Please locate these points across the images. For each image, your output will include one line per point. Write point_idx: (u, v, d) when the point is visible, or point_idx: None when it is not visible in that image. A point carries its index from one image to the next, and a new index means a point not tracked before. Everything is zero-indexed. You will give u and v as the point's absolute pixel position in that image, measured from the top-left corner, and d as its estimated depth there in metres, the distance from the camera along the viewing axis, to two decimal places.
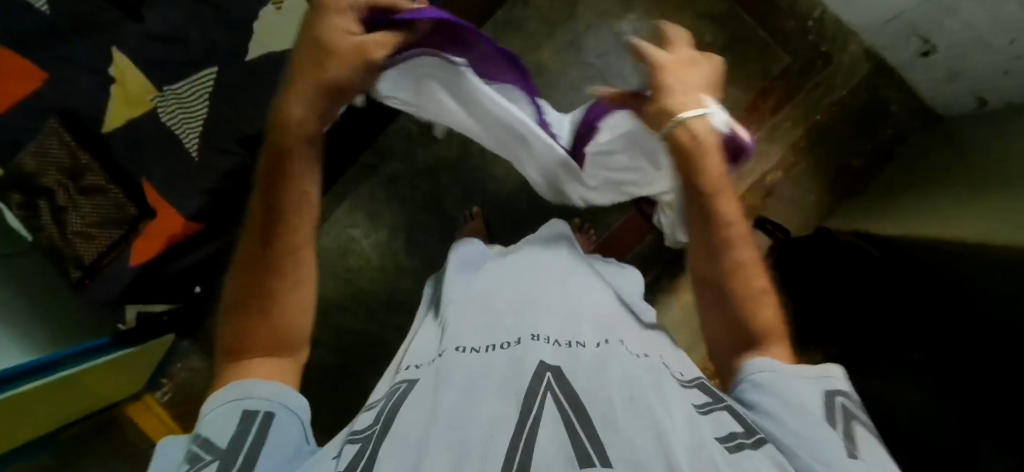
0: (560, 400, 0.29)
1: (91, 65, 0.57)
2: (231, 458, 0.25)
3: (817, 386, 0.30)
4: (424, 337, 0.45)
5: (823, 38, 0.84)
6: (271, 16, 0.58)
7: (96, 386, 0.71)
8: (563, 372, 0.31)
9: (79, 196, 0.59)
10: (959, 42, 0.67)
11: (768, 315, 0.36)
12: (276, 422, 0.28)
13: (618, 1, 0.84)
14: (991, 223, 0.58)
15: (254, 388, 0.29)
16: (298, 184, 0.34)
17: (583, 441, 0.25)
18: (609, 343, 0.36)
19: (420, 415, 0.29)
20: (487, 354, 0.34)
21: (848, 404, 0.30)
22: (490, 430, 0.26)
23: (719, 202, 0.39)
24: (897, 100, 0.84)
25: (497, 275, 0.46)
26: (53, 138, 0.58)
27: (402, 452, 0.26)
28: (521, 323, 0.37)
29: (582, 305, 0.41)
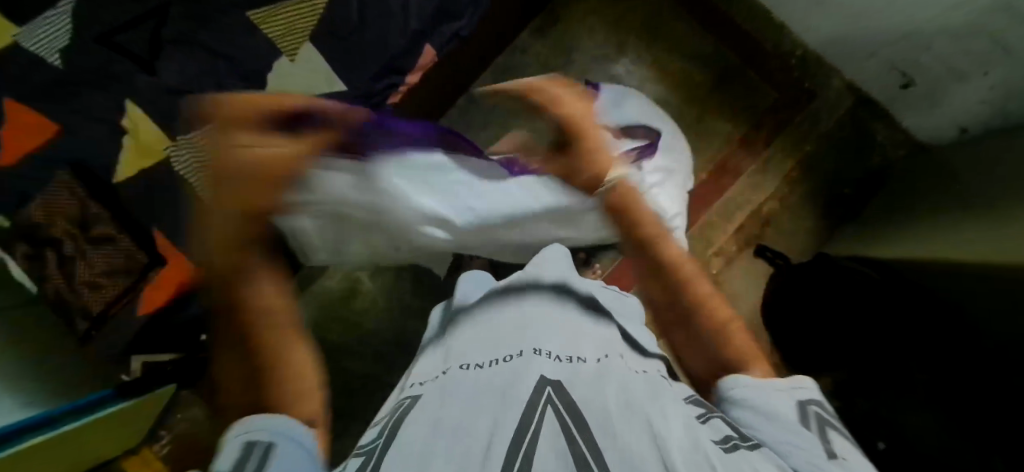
0: (560, 410, 0.27)
1: (100, 115, 0.56)
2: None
3: (790, 396, 0.32)
4: (425, 359, 0.43)
5: (807, 74, 0.89)
6: (286, 67, 0.59)
7: (93, 440, 0.68)
8: (563, 384, 0.30)
9: (89, 246, 0.59)
10: (937, 76, 0.71)
11: (744, 344, 0.38)
12: (277, 452, 0.27)
13: (613, 44, 0.89)
14: (979, 236, 0.60)
15: (255, 424, 0.29)
16: (260, 317, 0.35)
17: (583, 446, 0.24)
18: (609, 359, 0.35)
19: (423, 425, 0.29)
20: (490, 369, 0.33)
21: (822, 411, 0.31)
22: (490, 438, 0.25)
23: (658, 242, 0.44)
24: (881, 130, 0.88)
25: (502, 293, 0.45)
26: (63, 191, 0.57)
27: (404, 459, 0.25)
28: (522, 338, 0.36)
29: (584, 322, 0.40)
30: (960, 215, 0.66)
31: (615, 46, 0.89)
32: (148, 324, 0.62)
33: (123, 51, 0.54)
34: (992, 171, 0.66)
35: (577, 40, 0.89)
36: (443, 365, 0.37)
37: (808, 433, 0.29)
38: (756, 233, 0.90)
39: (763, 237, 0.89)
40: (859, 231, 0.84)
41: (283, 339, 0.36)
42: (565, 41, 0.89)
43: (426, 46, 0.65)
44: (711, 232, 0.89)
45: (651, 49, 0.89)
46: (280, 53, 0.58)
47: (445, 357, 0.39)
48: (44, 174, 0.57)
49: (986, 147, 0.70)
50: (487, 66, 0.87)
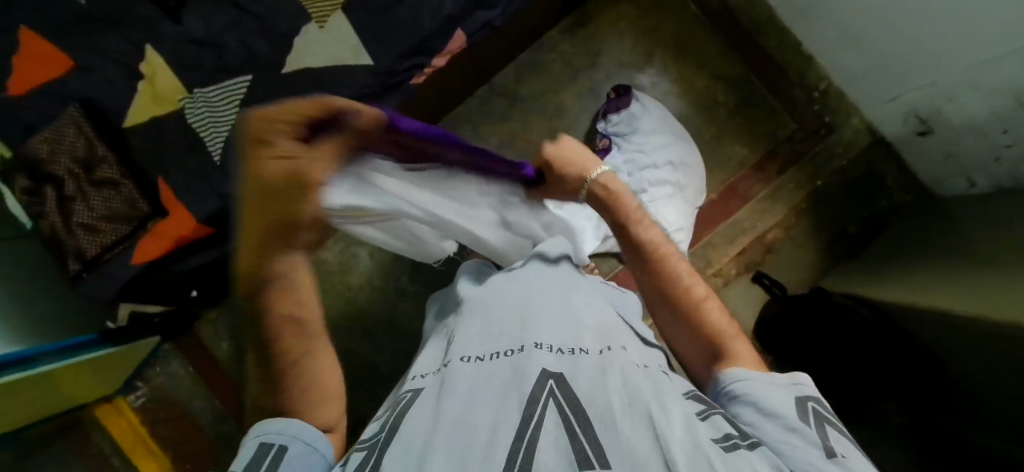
0: (561, 403, 0.28)
1: (120, 58, 0.56)
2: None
3: (789, 392, 0.33)
4: (429, 348, 0.43)
5: (826, 109, 0.89)
6: (313, 33, 0.58)
7: (70, 384, 0.68)
8: (565, 377, 0.30)
9: (90, 188, 0.57)
10: (955, 127, 0.72)
11: (739, 343, 0.40)
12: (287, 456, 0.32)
13: (640, 54, 0.89)
14: (976, 289, 0.60)
15: (277, 425, 0.33)
16: (281, 308, 0.35)
17: (584, 443, 0.25)
18: (611, 350, 0.35)
19: (424, 421, 0.29)
20: (491, 363, 0.33)
21: (818, 406, 0.33)
22: (491, 436, 0.26)
23: (642, 238, 0.50)
24: (892, 174, 0.89)
25: (506, 283, 0.45)
26: (70, 127, 0.55)
27: (403, 458, 0.26)
28: (523, 332, 0.36)
29: (583, 312, 0.40)
30: (961, 266, 0.67)
31: (642, 55, 0.89)
32: (140, 275, 0.59)
33: None
34: (999, 229, 0.67)
35: (604, 44, 0.88)
36: (444, 357, 0.37)
37: (808, 431, 0.30)
38: (757, 260, 0.90)
39: (763, 264, 0.89)
40: (858, 269, 0.84)
41: (292, 326, 0.36)
42: (593, 44, 0.88)
43: (457, 32, 0.64)
44: (713, 252, 0.90)
45: (677, 63, 0.89)
46: (309, 18, 0.58)
47: (448, 348, 0.39)
48: (55, 107, 0.55)
49: (996, 204, 0.71)
50: (512, 58, 0.86)
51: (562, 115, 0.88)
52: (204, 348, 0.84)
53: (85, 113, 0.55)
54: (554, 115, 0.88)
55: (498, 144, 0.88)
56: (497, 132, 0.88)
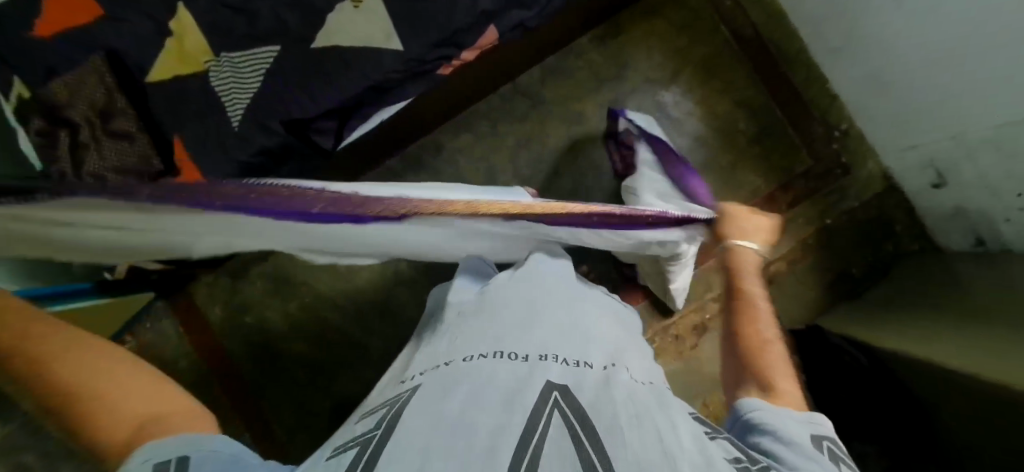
0: (566, 414, 0.27)
1: (153, 13, 0.55)
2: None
3: (806, 429, 0.33)
4: (426, 346, 0.42)
5: (845, 149, 0.89)
6: (347, 12, 0.58)
7: None
8: (569, 389, 0.30)
9: (100, 137, 0.55)
10: (969, 184, 0.72)
11: (792, 389, 0.39)
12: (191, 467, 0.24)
13: (667, 71, 0.89)
14: (971, 347, 0.61)
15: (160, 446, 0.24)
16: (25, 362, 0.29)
17: (589, 451, 0.24)
18: (615, 367, 0.35)
19: (423, 416, 0.28)
20: (493, 366, 0.33)
21: (835, 448, 0.32)
22: (494, 439, 0.25)
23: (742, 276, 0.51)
24: (901, 221, 0.89)
25: (509, 288, 0.45)
26: (91, 76, 0.54)
27: (403, 451, 0.24)
28: (527, 342, 0.36)
29: (588, 326, 0.40)
30: (959, 322, 0.67)
31: (668, 74, 0.89)
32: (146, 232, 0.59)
33: None
34: (999, 288, 0.68)
35: (632, 58, 0.88)
36: (442, 357, 0.36)
37: (824, 462, 0.30)
38: None
39: None
40: (856, 312, 0.85)
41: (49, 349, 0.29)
42: (622, 56, 0.88)
43: (489, 28, 0.64)
44: (715, 277, 0.90)
45: (702, 85, 0.89)
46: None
47: (448, 347, 0.38)
48: (77, 55, 0.54)
49: (1000, 265, 0.71)
50: (539, 61, 0.86)
51: (582, 123, 0.88)
52: (197, 312, 0.84)
53: (108, 64, 0.55)
54: (574, 122, 0.88)
55: (515, 144, 0.88)
56: (515, 132, 0.88)
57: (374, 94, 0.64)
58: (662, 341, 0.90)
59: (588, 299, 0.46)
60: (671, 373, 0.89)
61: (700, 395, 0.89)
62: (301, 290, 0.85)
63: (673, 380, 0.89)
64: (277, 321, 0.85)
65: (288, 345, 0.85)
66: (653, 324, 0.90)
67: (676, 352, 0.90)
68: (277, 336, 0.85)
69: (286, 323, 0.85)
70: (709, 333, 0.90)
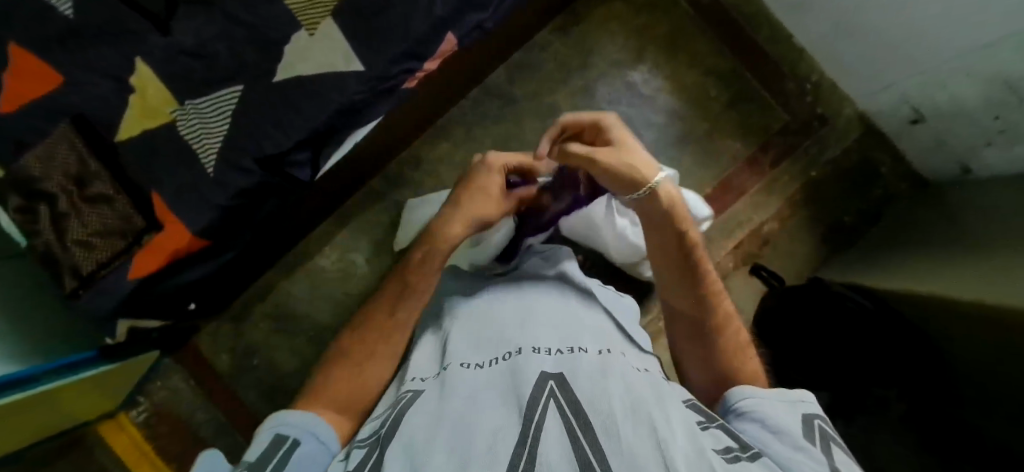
0: (563, 406, 0.28)
1: (112, 72, 0.55)
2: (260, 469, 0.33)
3: (796, 411, 0.35)
4: (426, 347, 0.43)
5: (819, 100, 0.89)
6: (304, 41, 0.58)
7: (67, 402, 0.66)
8: (566, 378, 0.31)
9: (82, 203, 0.56)
10: (946, 114, 0.72)
11: (753, 366, 0.44)
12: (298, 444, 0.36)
13: (631, 51, 0.89)
14: (970, 275, 0.61)
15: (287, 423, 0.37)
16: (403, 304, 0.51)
17: (586, 448, 0.25)
18: (610, 353, 0.35)
19: (425, 418, 0.29)
20: (491, 369, 0.34)
21: (823, 424, 0.34)
22: (493, 438, 0.26)
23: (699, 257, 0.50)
24: (886, 163, 0.89)
25: (503, 288, 0.45)
26: (62, 144, 0.54)
27: (405, 457, 0.26)
28: (522, 335, 0.36)
29: (581, 316, 0.40)
30: (956, 253, 0.67)
31: (633, 53, 0.89)
32: (138, 289, 0.59)
33: (137, 8, 0.55)
34: (993, 213, 0.68)
35: (596, 44, 0.88)
36: (443, 359, 0.37)
37: (812, 447, 0.31)
38: (754, 253, 0.90)
39: (761, 257, 0.89)
40: (855, 260, 0.85)
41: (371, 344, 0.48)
42: (585, 43, 0.88)
43: (448, 35, 0.64)
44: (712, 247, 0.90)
45: (669, 59, 0.89)
46: (300, 26, 0.58)
47: (444, 350, 0.39)
48: (46, 125, 0.54)
49: (989, 191, 0.71)
50: (503, 61, 0.87)
51: (556, 116, 0.88)
52: (204, 361, 0.84)
53: (77, 129, 0.55)
54: (547, 115, 0.88)
55: (492, 146, 0.88)
56: (491, 134, 0.87)
57: (344, 118, 0.63)
58: None
59: (578, 288, 0.47)
60: None
61: None
62: (303, 324, 0.85)
63: None
64: (283, 360, 0.84)
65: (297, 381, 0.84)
66: (656, 303, 0.90)
67: None
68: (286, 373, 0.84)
69: (293, 359, 0.84)
70: None
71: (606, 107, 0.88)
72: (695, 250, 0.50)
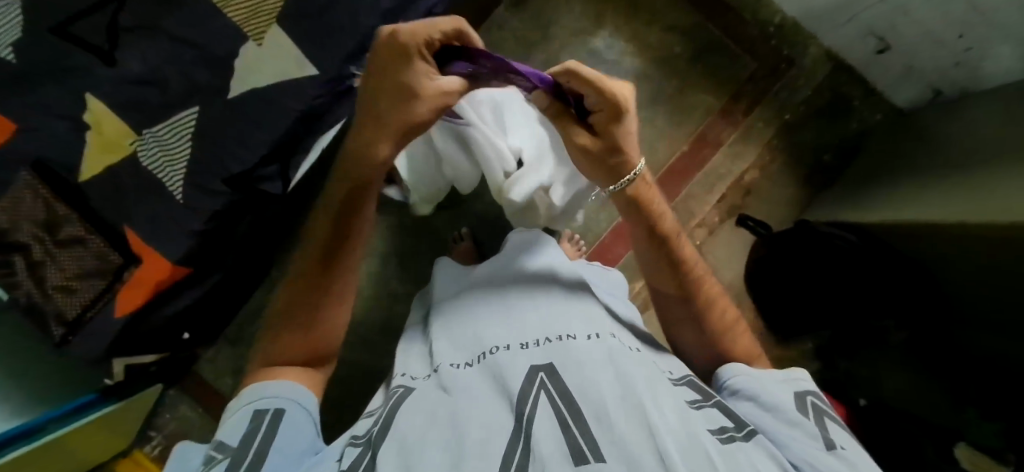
0: (554, 398, 0.27)
1: (66, 112, 0.51)
2: (242, 455, 0.33)
3: (788, 389, 0.34)
4: (411, 348, 0.42)
5: (784, 42, 0.88)
6: (252, 53, 0.56)
7: (77, 447, 0.67)
8: (556, 368, 0.29)
9: (56, 248, 0.55)
10: (911, 40, 0.72)
11: (748, 341, 0.45)
12: (286, 416, 0.37)
13: (590, 18, 0.87)
14: (954, 197, 0.61)
15: (265, 389, 0.38)
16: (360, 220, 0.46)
17: (578, 437, 0.24)
18: (601, 337, 0.32)
19: (417, 416, 0.28)
20: (479, 365, 0.32)
21: (816, 401, 0.33)
22: (485, 436, 0.25)
23: (677, 241, 0.48)
24: (858, 96, 0.89)
25: (490, 277, 0.42)
26: (27, 193, 0.51)
27: (397, 454, 0.25)
28: (508, 328, 0.34)
29: (569, 299, 0.37)
30: (937, 177, 0.68)
31: (592, 20, 0.87)
32: (125, 329, 0.59)
33: (81, 43, 0.51)
34: (967, 134, 0.68)
35: (553, 15, 0.87)
36: (433, 359, 0.36)
37: (806, 422, 0.31)
38: (738, 203, 0.90)
39: (746, 207, 0.90)
40: (837, 198, 0.85)
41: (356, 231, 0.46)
42: (541, 16, 0.86)
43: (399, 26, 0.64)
44: (694, 203, 0.89)
45: (629, 22, 0.88)
46: (246, 38, 0.55)
47: (433, 350, 0.37)
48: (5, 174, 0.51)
49: (962, 111, 0.72)
50: None
51: None
52: (209, 386, 0.84)
53: (39, 176, 0.52)
54: None
55: None
56: None
57: (306, 125, 0.61)
58: None
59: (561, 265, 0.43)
60: None
61: None
62: None
63: None
64: None
65: None
66: None
67: None
68: None
69: None
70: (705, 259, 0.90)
71: None
72: (676, 233, 0.48)
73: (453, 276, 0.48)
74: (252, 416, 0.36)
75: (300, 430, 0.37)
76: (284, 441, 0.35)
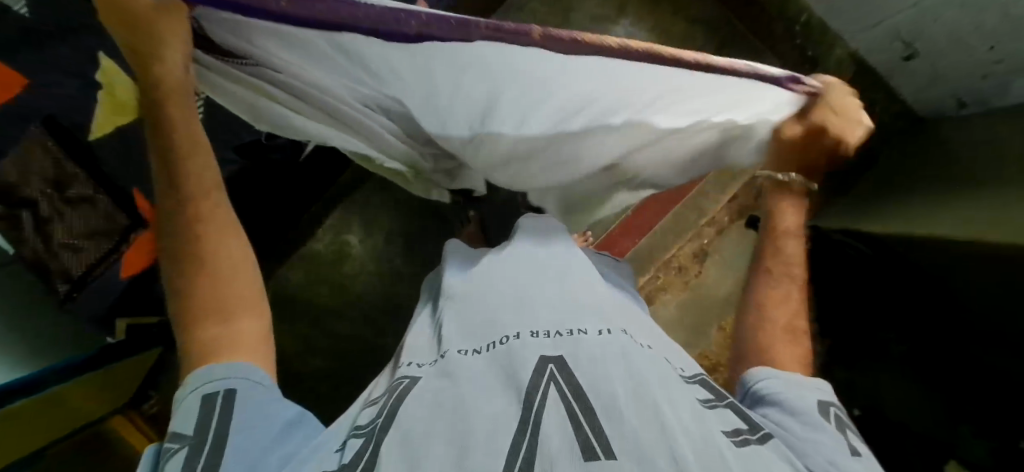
0: (564, 392, 0.26)
1: (74, 69, 0.49)
2: (201, 440, 0.24)
3: (813, 395, 0.32)
4: (418, 334, 0.40)
5: (810, 43, 0.86)
6: None
7: (77, 401, 0.67)
8: (566, 361, 0.28)
9: (66, 207, 0.54)
10: (940, 48, 0.70)
11: (791, 349, 0.37)
12: (239, 399, 0.25)
13: (613, 5, 0.85)
14: (972, 213, 0.61)
15: (227, 367, 0.27)
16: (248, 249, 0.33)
17: (589, 434, 0.23)
18: (613, 333, 0.31)
19: (423, 404, 0.27)
20: (488, 354, 0.30)
21: (839, 411, 0.31)
22: (493, 429, 0.24)
23: (786, 240, 0.43)
24: (880, 102, 0.88)
25: (500, 263, 0.40)
26: (36, 149, 0.50)
27: (401, 444, 0.24)
28: (517, 316, 0.33)
29: (581, 292, 0.36)
30: (954, 189, 0.68)
31: (615, 8, 0.85)
32: (133, 288, 0.60)
33: None
34: (990, 150, 0.67)
35: None
36: (440, 345, 0.34)
37: (830, 428, 0.29)
38: (749, 204, 0.91)
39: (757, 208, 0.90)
40: (850, 204, 0.84)
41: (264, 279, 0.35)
42: None
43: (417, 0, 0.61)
44: (706, 201, 0.91)
45: (652, 12, 0.86)
46: None
47: (438, 337, 0.36)
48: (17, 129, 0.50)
49: (987, 125, 0.71)
50: None
51: None
52: None
53: (49, 132, 0.50)
54: None
55: None
56: None
57: None
58: (667, 275, 0.90)
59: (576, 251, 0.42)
60: (681, 302, 0.90)
61: (715, 319, 0.90)
62: (303, 307, 0.86)
63: (684, 309, 0.90)
64: (288, 343, 0.85)
65: (306, 362, 0.86)
66: (653, 261, 0.90)
67: (683, 283, 0.90)
68: (295, 357, 0.85)
69: (295, 342, 0.86)
70: (710, 256, 0.91)
71: None
72: (784, 234, 0.43)
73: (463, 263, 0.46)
74: (205, 396, 0.25)
75: (277, 408, 0.27)
76: (254, 427, 0.25)
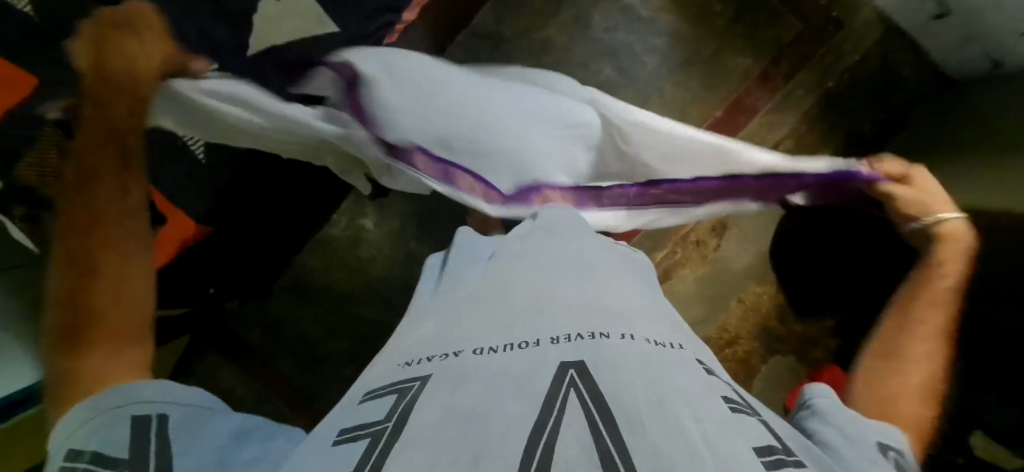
0: (584, 397, 0.26)
1: None
2: (143, 463, 0.25)
3: (873, 434, 0.32)
4: (426, 325, 0.38)
5: (834, 2, 0.82)
6: (271, 7, 0.51)
7: None
8: (587, 367, 0.28)
9: None
10: (974, 8, 0.67)
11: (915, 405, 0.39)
12: (176, 421, 0.28)
13: None
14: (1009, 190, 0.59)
15: (138, 391, 0.29)
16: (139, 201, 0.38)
17: (609, 442, 0.22)
18: (635, 338, 0.31)
19: (436, 406, 0.26)
20: (506, 355, 0.30)
21: (899, 458, 0.31)
22: (507, 431, 0.23)
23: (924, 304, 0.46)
24: (908, 65, 0.84)
25: (516, 269, 0.40)
26: None
27: (415, 448, 0.23)
28: (537, 320, 0.33)
29: (602, 295, 0.36)
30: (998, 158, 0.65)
31: None
32: None
33: None
34: None
35: None
36: (451, 342, 0.33)
37: (883, 463, 0.29)
38: None
39: None
40: None
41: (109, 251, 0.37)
42: None
43: None
44: None
45: None
46: None
47: (453, 330, 0.35)
48: None
49: None
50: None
51: (550, 51, 0.82)
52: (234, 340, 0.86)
53: None
54: (540, 52, 0.82)
55: None
56: None
57: None
58: (684, 251, 0.89)
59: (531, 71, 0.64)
60: (697, 276, 0.90)
61: (732, 292, 0.90)
62: (324, 294, 0.87)
63: (699, 282, 0.90)
64: (310, 327, 0.87)
65: (327, 344, 0.88)
66: (670, 236, 0.89)
67: (700, 257, 0.90)
68: (317, 341, 0.88)
69: (319, 327, 0.88)
70: (730, 230, 0.89)
71: (602, 36, 0.82)
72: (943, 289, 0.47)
73: (468, 258, 0.48)
74: (136, 420, 0.28)
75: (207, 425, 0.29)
76: (186, 442, 0.27)
